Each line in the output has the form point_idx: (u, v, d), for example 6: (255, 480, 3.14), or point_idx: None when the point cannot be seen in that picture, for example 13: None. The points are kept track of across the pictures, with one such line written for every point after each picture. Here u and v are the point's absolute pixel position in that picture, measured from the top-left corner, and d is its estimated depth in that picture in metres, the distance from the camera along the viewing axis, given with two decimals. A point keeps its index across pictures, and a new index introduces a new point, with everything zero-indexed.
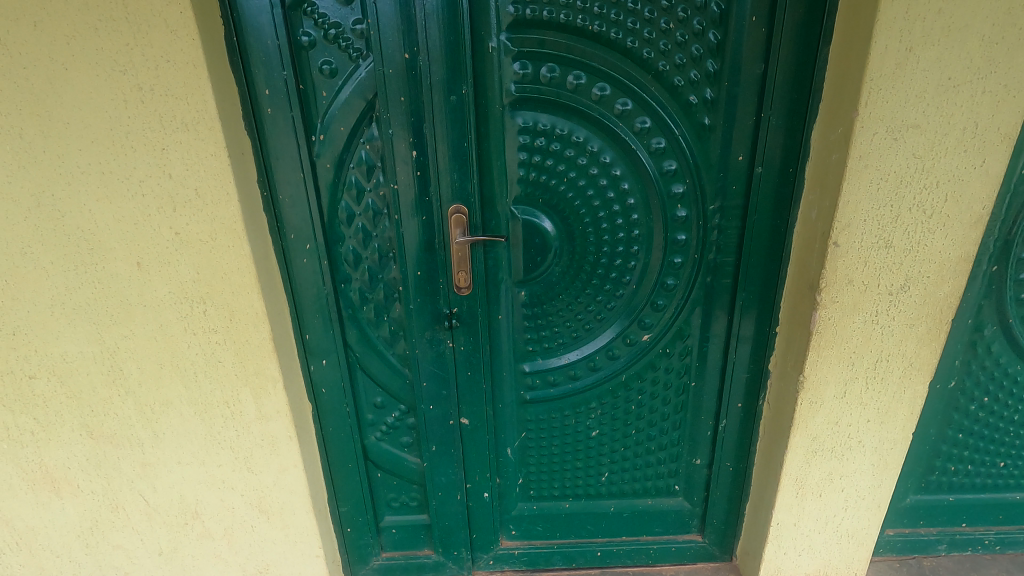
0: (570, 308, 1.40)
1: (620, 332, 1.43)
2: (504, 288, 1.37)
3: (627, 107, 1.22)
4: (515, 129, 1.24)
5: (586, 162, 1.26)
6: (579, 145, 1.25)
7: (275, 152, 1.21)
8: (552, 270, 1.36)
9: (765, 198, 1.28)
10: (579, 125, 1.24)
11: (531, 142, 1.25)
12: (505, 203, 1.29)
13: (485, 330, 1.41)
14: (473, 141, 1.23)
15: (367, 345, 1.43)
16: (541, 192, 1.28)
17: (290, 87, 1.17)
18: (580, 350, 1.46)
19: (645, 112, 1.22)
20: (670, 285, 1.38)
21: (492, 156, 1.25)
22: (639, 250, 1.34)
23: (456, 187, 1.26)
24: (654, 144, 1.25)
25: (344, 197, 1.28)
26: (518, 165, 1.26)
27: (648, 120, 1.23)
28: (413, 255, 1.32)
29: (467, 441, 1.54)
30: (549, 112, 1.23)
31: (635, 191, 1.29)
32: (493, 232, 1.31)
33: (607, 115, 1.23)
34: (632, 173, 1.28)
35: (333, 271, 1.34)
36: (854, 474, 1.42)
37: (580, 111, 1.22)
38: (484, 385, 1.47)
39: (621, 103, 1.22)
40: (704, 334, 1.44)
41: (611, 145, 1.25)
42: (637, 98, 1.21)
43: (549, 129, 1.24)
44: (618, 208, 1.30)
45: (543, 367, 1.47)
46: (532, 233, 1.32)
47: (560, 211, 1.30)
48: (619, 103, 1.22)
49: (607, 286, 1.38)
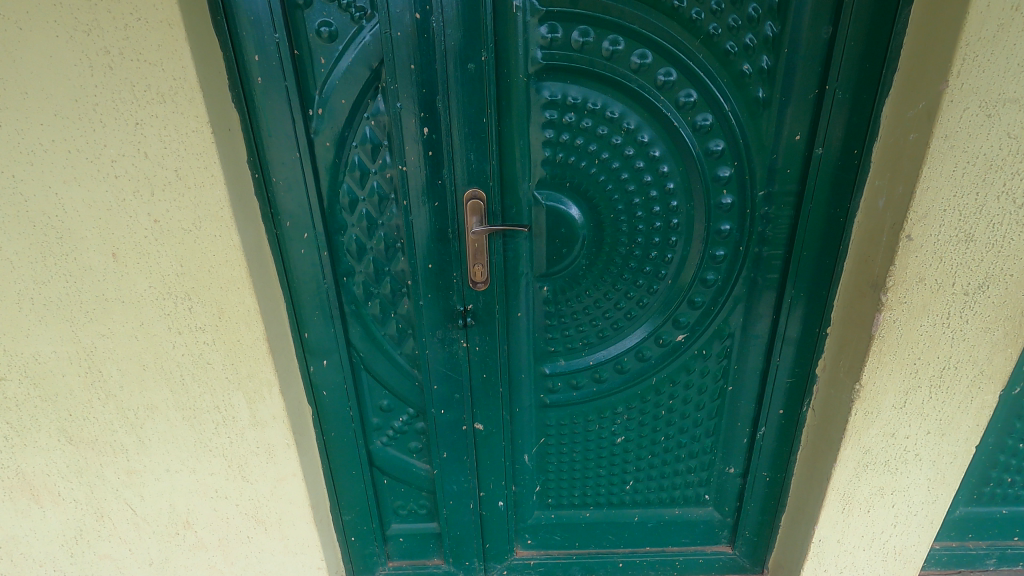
0: (597, 306, 1.27)
1: (652, 332, 1.30)
2: (525, 283, 1.23)
3: (669, 78, 1.06)
4: (540, 103, 1.08)
5: (621, 142, 1.11)
6: (613, 123, 1.10)
7: (268, 128, 1.07)
8: (579, 264, 1.22)
9: (822, 184, 1.12)
10: (614, 98, 1.08)
11: (559, 119, 1.09)
12: (528, 187, 1.14)
13: (504, 330, 1.27)
14: (492, 118, 1.08)
15: (372, 344, 1.29)
16: (570, 176, 1.14)
17: (284, 53, 1.02)
18: (606, 352, 1.32)
19: (691, 83, 1.07)
20: (709, 280, 1.23)
21: (515, 135, 1.10)
22: (679, 240, 1.20)
23: (472, 169, 1.12)
24: (699, 120, 1.09)
25: (347, 180, 1.13)
26: (543, 144, 1.11)
27: (694, 93, 1.07)
28: (424, 246, 1.18)
29: (481, 448, 1.41)
30: (579, 83, 1.07)
31: (674, 176, 1.14)
32: (514, 220, 1.17)
33: (647, 87, 1.07)
34: (673, 155, 1.12)
35: (334, 263, 1.20)
36: (907, 488, 1.29)
37: (616, 83, 1.07)
38: (500, 388, 1.34)
39: (663, 74, 1.06)
40: (744, 335, 1.30)
41: (649, 123, 1.10)
42: (682, 68, 1.05)
43: (580, 103, 1.08)
44: (654, 195, 1.15)
45: (566, 369, 1.34)
46: (557, 223, 1.18)
47: (590, 198, 1.15)
48: (661, 74, 1.06)
49: (639, 281, 1.24)
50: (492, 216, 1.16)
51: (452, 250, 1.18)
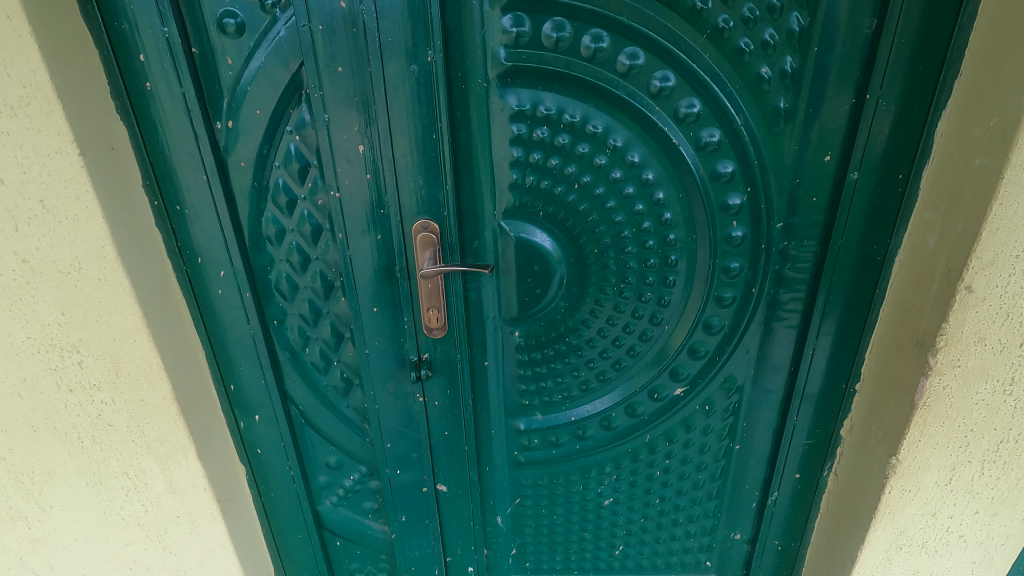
0: (580, 354, 1.06)
1: (645, 385, 1.09)
2: (491, 328, 1.02)
3: (667, 83, 0.84)
4: (505, 115, 0.86)
5: (606, 163, 0.89)
6: (596, 140, 0.88)
7: (166, 144, 0.86)
8: (557, 307, 1.01)
9: (857, 216, 0.91)
10: (597, 109, 0.86)
11: (529, 135, 0.88)
12: (493, 217, 0.93)
13: (468, 382, 1.07)
14: (445, 134, 0.86)
15: (314, 397, 1.10)
16: (543, 202, 0.92)
17: (178, 51, 0.81)
18: (591, 406, 1.12)
19: (694, 91, 0.85)
20: (715, 326, 1.03)
21: (474, 153, 0.89)
22: (677, 281, 0.99)
23: (422, 196, 0.90)
24: (704, 136, 0.87)
25: (271, 208, 0.93)
26: (510, 165, 0.90)
27: (697, 103, 0.85)
28: (367, 286, 0.97)
29: (446, 511, 1.22)
30: (554, 90, 0.85)
31: (672, 204, 0.93)
32: (476, 255, 0.96)
33: (639, 96, 0.85)
34: (670, 179, 0.91)
35: (262, 304, 1.00)
36: (948, 573, 1.08)
37: (600, 91, 0.85)
38: (466, 446, 1.14)
39: (659, 79, 0.84)
40: (755, 388, 1.09)
41: (641, 140, 0.88)
42: (683, 70, 0.83)
43: (554, 115, 0.86)
44: (648, 227, 0.94)
45: (544, 425, 1.14)
46: (529, 259, 0.97)
47: (569, 229, 0.94)
48: (656, 78, 0.84)
49: (629, 327, 1.03)
50: (449, 252, 0.94)
51: (401, 292, 0.97)
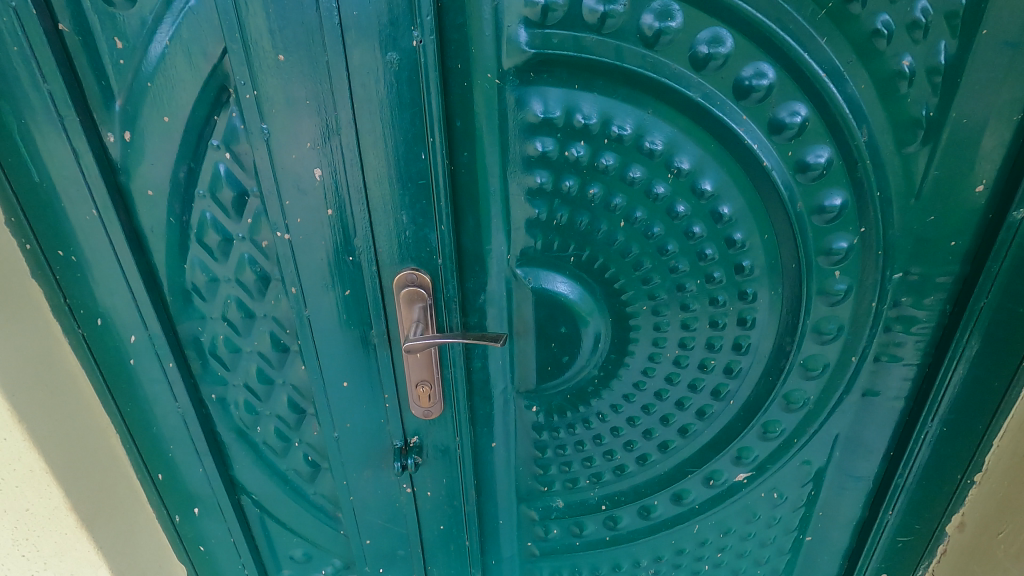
0: (614, 434, 0.82)
1: (699, 470, 0.84)
2: (501, 403, 0.78)
3: (764, 82, 0.57)
4: (524, 126, 0.60)
5: (666, 193, 0.64)
6: (654, 161, 0.62)
7: (37, 165, 0.60)
8: (588, 377, 0.76)
9: (1010, 268, 0.66)
10: (657, 117, 0.60)
11: (558, 154, 0.62)
12: (508, 264, 0.68)
13: (471, 467, 0.82)
14: (439, 153, 0.59)
15: (270, 484, 0.85)
16: (576, 245, 0.67)
17: (34, 30, 0.54)
18: (626, 492, 0.88)
19: (801, 92, 0.58)
20: (796, 402, 0.78)
21: (481, 179, 0.63)
22: (753, 346, 0.74)
23: (407, 238, 0.64)
24: (808, 157, 0.61)
25: (196, 251, 0.67)
26: (530, 196, 0.64)
27: (804, 110, 0.59)
28: (335, 354, 0.71)
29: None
30: (596, 90, 0.59)
31: (754, 249, 0.67)
32: (481, 314, 0.70)
33: (720, 99, 0.59)
34: (753, 215, 0.65)
35: (194, 374, 0.75)
36: None
37: (662, 91, 0.59)
38: (466, 542, 0.89)
39: (753, 74, 0.57)
40: (838, 472, 0.85)
41: (717, 161, 0.62)
42: (788, 62, 0.57)
43: (595, 126, 0.60)
44: (719, 278, 0.69)
45: (565, 513, 0.90)
46: (553, 318, 0.71)
47: (608, 281, 0.69)
48: (747, 73, 0.57)
49: (683, 402, 0.78)
50: (445, 312, 0.69)
51: (379, 361, 0.72)
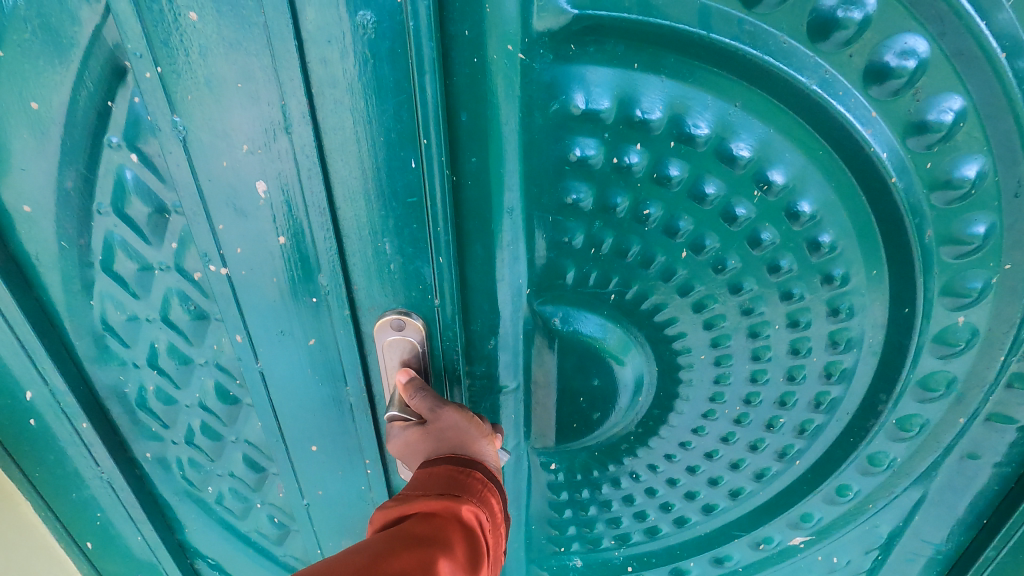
0: (649, 495, 0.67)
1: (748, 534, 0.71)
2: (513, 461, 0.62)
3: (911, 63, 0.39)
4: (557, 123, 0.42)
5: (748, 217, 0.46)
6: (737, 174, 0.45)
7: None
8: (622, 435, 0.62)
9: None
10: (748, 113, 0.42)
11: (604, 163, 0.44)
12: (529, 300, 0.52)
13: None
14: (435, 159, 0.40)
15: (228, 547, 0.69)
16: (620, 280, 0.51)
17: None
18: (657, 552, 0.75)
19: (958, 79, 0.41)
20: (878, 467, 0.63)
21: (495, 194, 0.43)
22: (835, 405, 0.58)
23: (392, 272, 0.46)
24: (952, 170, 0.44)
25: (106, 283, 0.49)
26: (561, 216, 0.47)
27: (959, 103, 0.41)
28: (299, 412, 0.55)
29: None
30: (664, 71, 0.41)
31: (856, 289, 0.50)
32: (489, 362, 0.52)
33: (842, 88, 0.41)
34: (861, 245, 0.48)
35: (120, 428, 0.59)
36: None
37: (759, 75, 0.41)
38: None
39: (900, 53, 0.39)
40: (914, 537, 0.71)
41: (821, 174, 0.45)
42: (947, 36, 0.39)
43: (659, 122, 0.42)
44: (805, 324, 0.52)
45: (584, 571, 0.77)
46: (582, 367, 0.55)
47: (655, 325, 0.53)
48: (891, 49, 0.39)
49: (737, 463, 0.63)
50: (440, 362, 0.51)
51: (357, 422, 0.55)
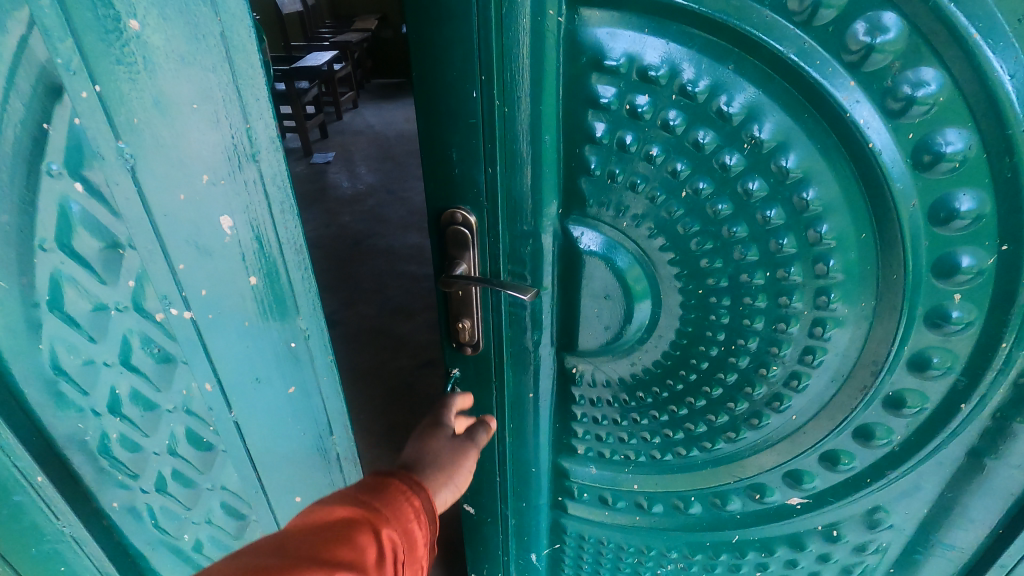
0: (690, 404, 0.80)
1: (748, 477, 0.85)
2: (543, 353, 0.82)
3: (881, 36, 0.50)
4: (591, 69, 0.61)
5: (739, 163, 0.60)
6: (729, 127, 0.59)
7: None
8: (631, 353, 0.79)
9: None
10: (740, 74, 0.57)
11: (620, 107, 0.62)
12: (561, 212, 0.72)
13: (506, 406, 0.88)
14: (489, 92, 0.63)
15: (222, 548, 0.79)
16: (631, 210, 0.68)
17: None
18: (697, 463, 0.87)
19: (931, 56, 0.51)
20: (878, 439, 0.74)
21: (537, 133, 0.65)
22: (825, 361, 0.69)
23: (455, 175, 0.69)
24: (931, 143, 0.54)
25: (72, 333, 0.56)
26: (591, 148, 0.66)
27: (937, 82, 0.52)
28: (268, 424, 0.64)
29: (474, 540, 1.11)
30: (670, 33, 0.57)
31: (847, 245, 0.61)
32: (524, 266, 0.74)
33: (819, 58, 0.54)
34: (843, 204, 0.60)
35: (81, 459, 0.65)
36: None
37: (750, 46, 0.55)
38: (498, 484, 0.99)
39: (875, 28, 0.50)
40: (923, 530, 0.84)
41: (806, 135, 0.58)
42: (923, 11, 0.49)
43: (665, 75, 0.59)
44: (794, 274, 0.64)
45: (613, 467, 0.94)
46: (599, 287, 0.74)
47: (661, 254, 0.70)
48: (862, 27, 0.51)
49: (753, 390, 0.74)
50: (488, 261, 0.75)
51: (323, 396, 0.64)
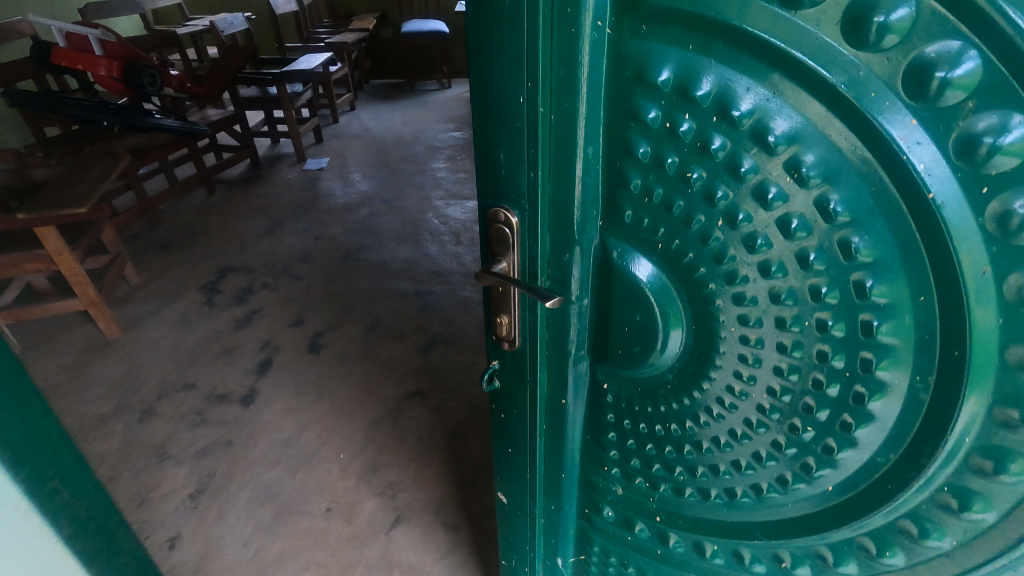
0: (715, 446, 0.71)
1: (769, 542, 0.73)
2: (572, 363, 0.80)
3: (951, 70, 0.40)
4: (635, 84, 0.56)
5: (778, 198, 0.51)
6: (772, 159, 0.50)
7: None
8: (661, 380, 0.72)
9: None
10: (784, 100, 0.48)
11: (661, 125, 0.56)
12: (601, 226, 0.67)
13: (541, 404, 0.88)
14: (535, 97, 0.60)
15: None
16: (666, 232, 0.61)
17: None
18: (722, 512, 0.77)
19: (1022, 97, 0.38)
20: (929, 540, 0.57)
21: (574, 137, 0.61)
22: (866, 434, 0.56)
23: (502, 175, 0.69)
24: (1010, 207, 0.42)
25: None
26: (629, 164, 0.61)
27: None
28: None
29: (508, 529, 1.15)
30: (715, 52, 0.49)
31: (899, 311, 0.50)
32: (562, 271, 0.71)
33: (875, 88, 0.43)
34: (898, 261, 0.48)
35: None
36: None
37: (794, 67, 0.46)
38: (529, 474, 1.00)
39: (944, 61, 0.40)
40: None
41: (856, 175, 0.47)
42: (1006, 46, 0.38)
43: (706, 98, 0.51)
44: (835, 329, 0.54)
45: (640, 490, 0.87)
46: (630, 304, 0.68)
47: (695, 284, 0.62)
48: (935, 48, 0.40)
49: (784, 449, 0.64)
50: (526, 263, 0.73)
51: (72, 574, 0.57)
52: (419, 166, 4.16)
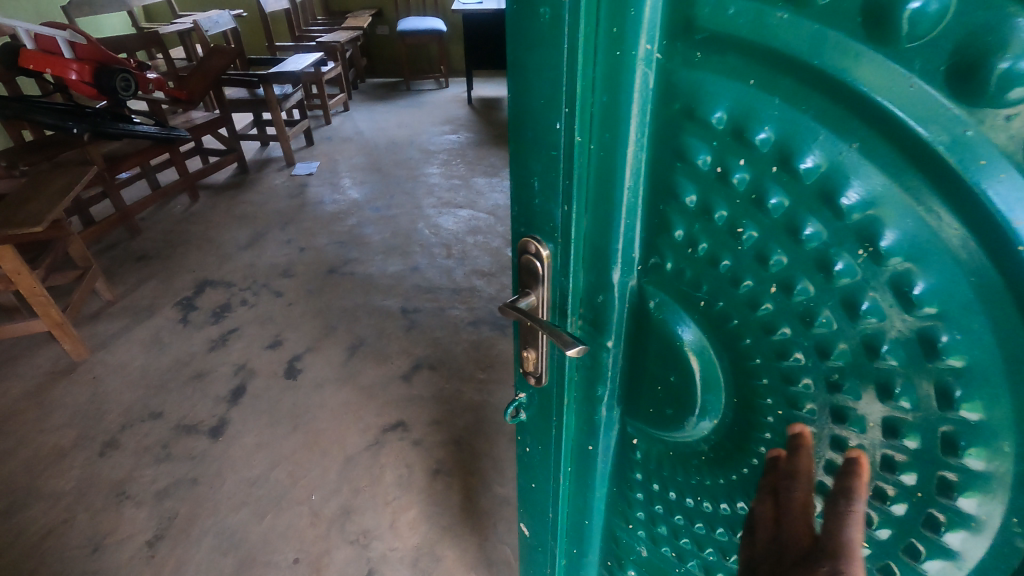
0: None
1: None
2: (605, 414, 0.68)
3: None
4: (681, 121, 0.45)
5: (846, 272, 0.41)
6: (841, 224, 0.40)
7: None
8: (695, 449, 0.62)
9: None
10: (864, 156, 0.37)
11: (711, 169, 0.46)
12: (637, 275, 0.57)
13: (569, 452, 0.75)
14: (575, 127, 0.49)
15: None
16: (708, 289, 0.51)
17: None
18: None
19: None
20: None
21: (616, 172, 0.51)
22: (938, 568, 0.46)
23: (535, 205, 0.57)
24: None
25: None
26: (670, 211, 0.51)
27: None
28: None
29: (529, 563, 1.00)
30: (780, 88, 0.38)
31: (996, 434, 0.38)
32: (596, 311, 0.60)
33: (982, 156, 0.32)
34: (1002, 377, 0.37)
35: None
36: None
37: (878, 119, 0.35)
38: (550, 516, 0.86)
39: None
40: None
41: (951, 259, 0.36)
42: None
43: (762, 144, 0.41)
44: (903, 440, 0.43)
45: (665, 560, 0.76)
46: (664, 363, 0.58)
47: (740, 352, 0.52)
48: None
49: None
50: (561, 302, 0.61)
51: None
52: (411, 172, 4.01)
